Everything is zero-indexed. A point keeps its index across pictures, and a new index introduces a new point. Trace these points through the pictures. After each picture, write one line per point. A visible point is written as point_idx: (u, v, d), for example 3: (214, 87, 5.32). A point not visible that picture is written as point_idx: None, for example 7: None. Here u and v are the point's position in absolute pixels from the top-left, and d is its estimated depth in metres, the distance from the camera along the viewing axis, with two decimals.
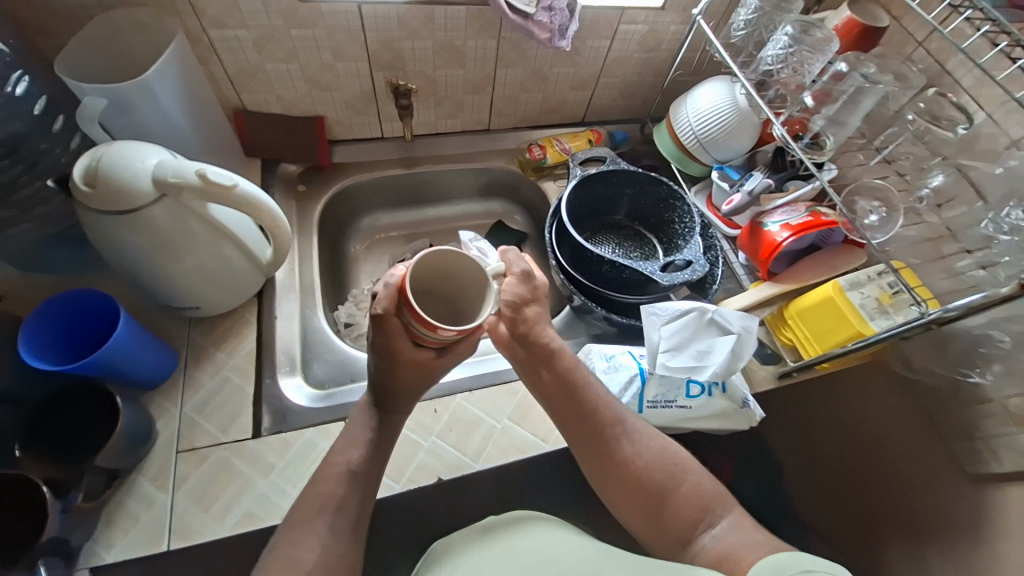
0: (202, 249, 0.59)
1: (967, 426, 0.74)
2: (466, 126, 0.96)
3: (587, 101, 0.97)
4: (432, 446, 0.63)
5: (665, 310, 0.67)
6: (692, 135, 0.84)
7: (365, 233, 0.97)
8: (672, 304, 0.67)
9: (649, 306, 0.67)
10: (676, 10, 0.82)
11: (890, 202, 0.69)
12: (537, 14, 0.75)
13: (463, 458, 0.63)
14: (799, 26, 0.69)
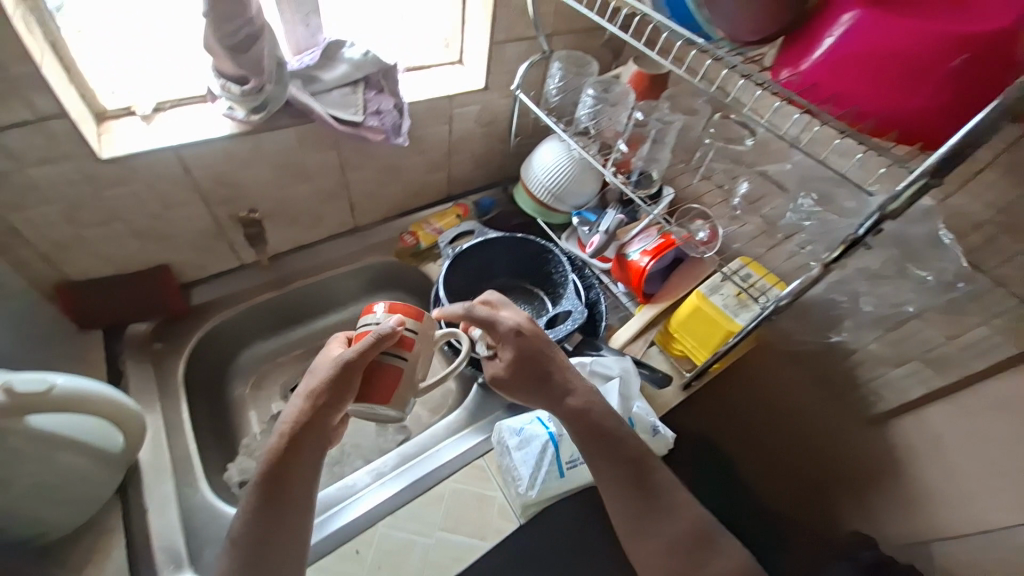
0: (27, 465, 0.51)
1: (851, 378, 0.86)
2: (332, 231, 0.96)
3: (447, 180, 1.01)
4: None
5: None
6: (545, 191, 0.91)
7: (247, 371, 0.91)
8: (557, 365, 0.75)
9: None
10: (499, 88, 0.90)
11: (709, 219, 0.81)
12: (367, 120, 0.78)
13: None
14: (599, 87, 0.79)
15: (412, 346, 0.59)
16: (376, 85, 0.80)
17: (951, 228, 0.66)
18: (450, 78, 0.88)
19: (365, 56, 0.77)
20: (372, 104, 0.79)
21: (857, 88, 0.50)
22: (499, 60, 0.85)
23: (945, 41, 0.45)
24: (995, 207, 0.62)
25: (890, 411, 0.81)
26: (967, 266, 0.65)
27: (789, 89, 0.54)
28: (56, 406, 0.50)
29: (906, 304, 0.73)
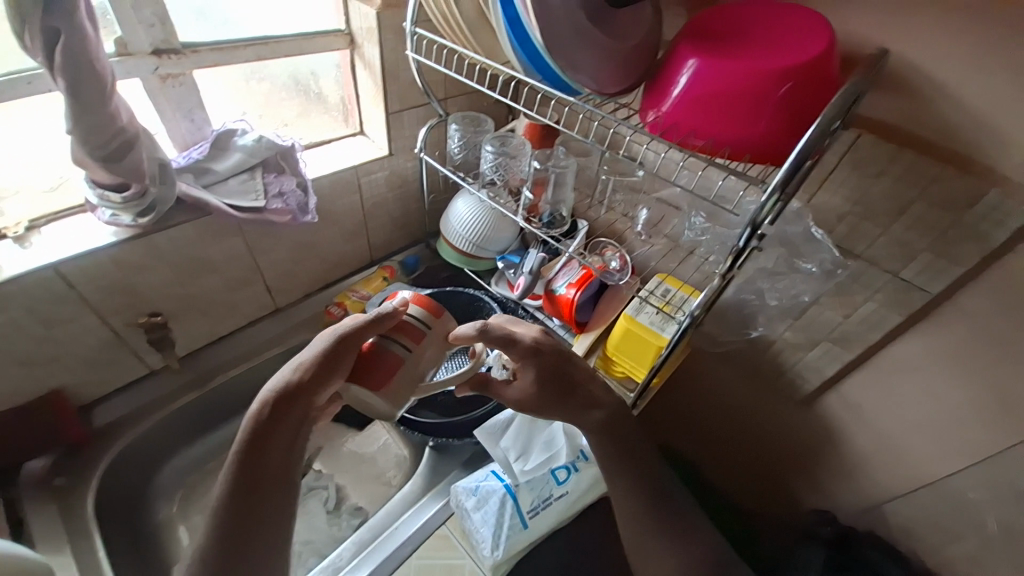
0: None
1: (778, 364, 0.93)
2: (251, 316, 0.94)
3: (367, 245, 1.02)
4: None
5: (496, 423, 0.71)
6: (466, 242, 0.92)
7: (172, 488, 0.89)
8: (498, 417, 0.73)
9: (482, 428, 0.72)
10: (403, 152, 0.93)
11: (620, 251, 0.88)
12: (270, 203, 0.77)
13: None
14: (496, 141, 0.83)
15: (418, 338, 0.60)
16: (276, 168, 0.80)
17: (821, 224, 0.75)
18: (353, 150, 0.90)
19: (259, 141, 0.77)
20: (273, 187, 0.78)
21: (714, 123, 0.56)
22: (398, 127, 0.88)
23: (771, 75, 0.52)
24: (851, 201, 0.71)
25: (816, 388, 0.90)
26: (841, 254, 0.75)
27: (657, 124, 0.60)
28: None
29: (802, 294, 0.81)
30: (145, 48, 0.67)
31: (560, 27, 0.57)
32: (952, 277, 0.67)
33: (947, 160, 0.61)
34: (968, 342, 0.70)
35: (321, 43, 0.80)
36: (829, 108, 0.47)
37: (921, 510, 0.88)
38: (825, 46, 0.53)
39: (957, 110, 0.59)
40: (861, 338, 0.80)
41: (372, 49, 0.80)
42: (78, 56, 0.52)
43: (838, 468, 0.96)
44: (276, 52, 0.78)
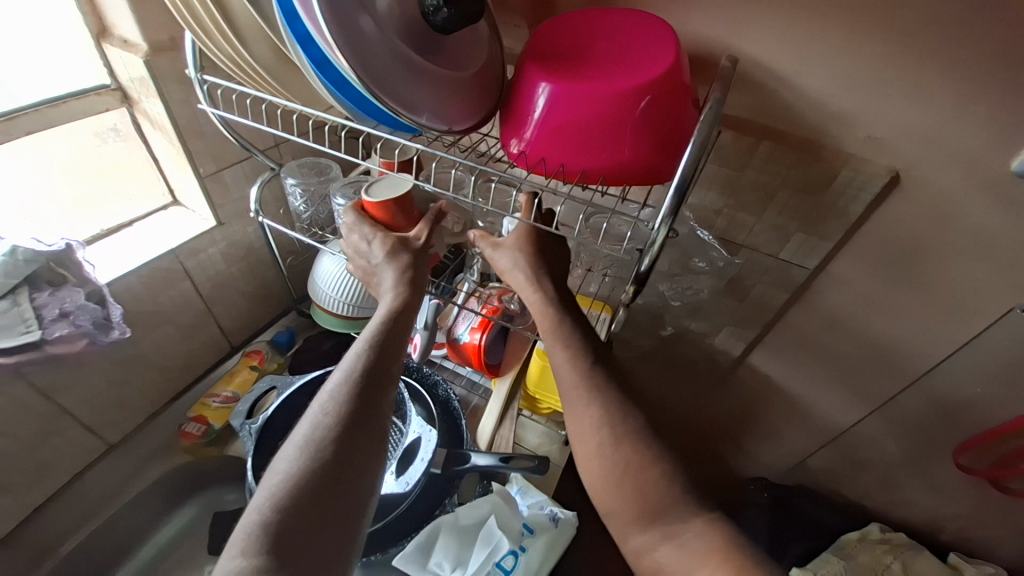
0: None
1: (688, 354, 0.94)
2: (76, 466, 0.72)
3: (220, 332, 0.84)
4: None
5: (414, 548, 0.60)
6: (341, 304, 0.80)
7: None
8: (418, 535, 0.61)
9: (401, 555, 0.60)
10: (237, 218, 0.78)
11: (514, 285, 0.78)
12: (50, 331, 0.58)
13: None
14: (348, 188, 0.70)
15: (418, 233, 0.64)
16: (51, 280, 0.60)
17: (702, 222, 0.76)
18: (168, 228, 0.72)
19: (13, 254, 0.57)
20: (50, 308, 0.58)
21: (582, 150, 0.50)
22: (221, 190, 0.73)
23: (627, 94, 0.47)
24: (723, 197, 0.72)
25: (729, 369, 0.93)
26: (727, 250, 0.77)
27: (520, 148, 0.52)
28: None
29: (699, 291, 0.83)
30: None
31: (384, 63, 0.46)
32: (823, 252, 0.70)
33: (799, 148, 0.63)
34: (847, 306, 0.75)
35: (77, 108, 0.62)
36: (702, 125, 0.43)
37: (834, 454, 0.95)
38: (673, 56, 0.49)
39: (795, 100, 0.60)
40: (756, 319, 0.83)
41: (155, 107, 0.64)
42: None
43: (761, 433, 1.01)
44: (11, 132, 0.58)
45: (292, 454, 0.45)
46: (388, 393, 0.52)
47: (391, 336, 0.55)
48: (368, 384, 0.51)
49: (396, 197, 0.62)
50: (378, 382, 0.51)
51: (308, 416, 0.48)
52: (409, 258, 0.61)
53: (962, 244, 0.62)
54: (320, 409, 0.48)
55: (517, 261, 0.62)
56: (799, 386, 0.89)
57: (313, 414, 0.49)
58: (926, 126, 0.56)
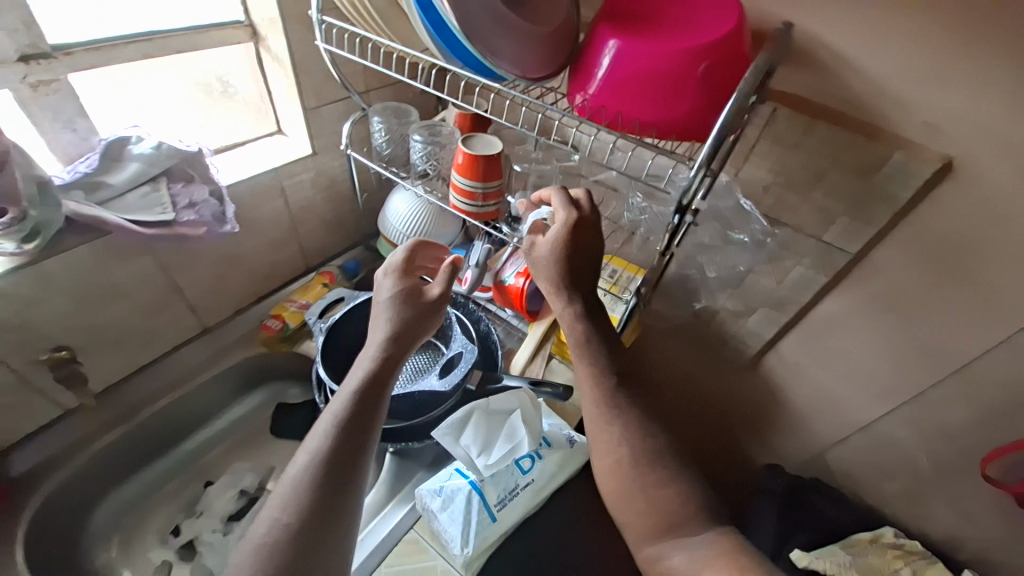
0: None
1: (721, 334, 0.97)
2: (176, 340, 0.86)
3: (300, 252, 0.97)
4: None
5: (452, 424, 0.66)
6: (406, 239, 0.89)
7: (106, 531, 0.79)
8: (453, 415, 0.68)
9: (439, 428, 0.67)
10: (328, 151, 0.89)
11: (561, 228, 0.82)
12: (180, 215, 0.71)
13: None
14: (425, 130, 0.81)
15: (495, 196, 0.75)
16: (182, 177, 0.73)
17: (748, 195, 0.79)
18: (272, 151, 0.85)
19: (158, 149, 0.71)
20: (182, 198, 0.72)
21: (639, 105, 0.56)
22: (318, 123, 0.85)
23: (686, 54, 0.53)
24: (773, 172, 0.74)
25: (759, 353, 0.95)
26: (768, 223, 0.79)
27: (584, 103, 0.59)
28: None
29: (737, 265, 0.86)
30: (9, 55, 0.59)
31: (476, 12, 0.55)
32: (867, 238, 0.72)
33: (854, 130, 0.65)
34: (884, 297, 0.76)
35: (216, 37, 0.75)
36: (748, 81, 0.48)
37: (855, 453, 0.95)
38: (734, 23, 0.54)
39: (855, 81, 0.62)
40: (791, 302, 0.85)
41: (278, 43, 0.75)
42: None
43: (784, 423, 1.02)
44: (165, 49, 0.71)
45: (251, 552, 0.49)
46: (351, 478, 0.54)
47: (364, 410, 0.57)
48: (332, 471, 0.53)
49: (494, 154, 0.72)
50: (340, 470, 0.53)
51: (271, 505, 0.52)
52: (411, 307, 0.63)
53: (1012, 240, 0.62)
54: (282, 498, 0.52)
55: (551, 256, 0.64)
56: (826, 377, 0.90)
57: (277, 502, 0.52)
58: (988, 115, 0.57)
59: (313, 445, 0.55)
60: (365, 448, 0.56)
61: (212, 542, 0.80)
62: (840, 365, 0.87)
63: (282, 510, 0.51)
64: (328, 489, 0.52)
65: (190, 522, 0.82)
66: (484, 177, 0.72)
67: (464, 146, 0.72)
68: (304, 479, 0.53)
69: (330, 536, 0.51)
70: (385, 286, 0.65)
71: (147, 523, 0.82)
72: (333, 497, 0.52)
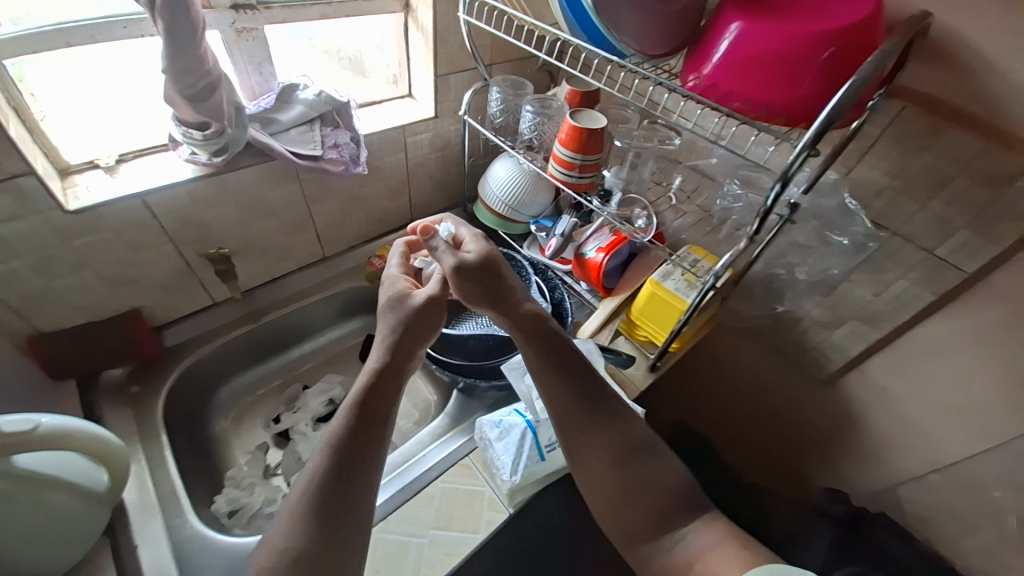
0: (19, 502, 0.57)
1: (801, 341, 0.94)
2: (300, 262, 1.02)
3: (409, 204, 1.09)
4: (381, 541, 0.65)
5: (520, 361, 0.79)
6: (502, 203, 0.96)
7: (227, 406, 0.96)
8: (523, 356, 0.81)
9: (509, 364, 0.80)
10: (448, 115, 1.00)
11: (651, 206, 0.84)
12: (326, 153, 0.84)
13: (421, 540, 0.65)
14: (537, 102, 0.87)
15: (591, 169, 0.80)
16: (332, 122, 0.86)
17: (856, 196, 0.76)
18: (403, 110, 0.97)
19: (319, 96, 0.84)
20: (330, 139, 0.85)
21: (752, 86, 0.58)
22: (444, 89, 0.95)
23: (811, 38, 0.54)
24: (888, 175, 0.71)
25: (841, 368, 0.91)
26: (872, 226, 0.75)
27: (693, 84, 0.62)
28: (46, 440, 0.57)
29: (830, 269, 0.82)
30: (225, 3, 0.74)
31: None
32: (987, 256, 0.67)
33: (991, 136, 0.61)
34: (1000, 325, 0.70)
35: (378, 6, 0.88)
36: (870, 64, 0.49)
37: (938, 497, 0.87)
38: (867, 13, 0.54)
39: (1002, 84, 0.59)
40: (885, 317, 0.81)
41: (426, 14, 0.86)
42: (171, 7, 0.61)
43: (858, 447, 0.96)
44: (338, 12, 0.85)
45: (277, 534, 0.53)
46: (365, 459, 0.58)
47: (371, 399, 0.62)
48: (344, 456, 0.57)
49: (599, 128, 0.77)
50: (352, 455, 0.57)
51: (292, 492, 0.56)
52: (407, 313, 0.68)
53: None
54: (298, 487, 0.56)
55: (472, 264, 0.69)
56: (918, 405, 0.84)
57: (295, 491, 0.56)
58: None
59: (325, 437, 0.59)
60: (376, 432, 0.60)
61: (304, 434, 0.94)
62: (936, 394, 0.80)
63: (298, 495, 0.55)
64: (342, 472, 0.56)
65: (289, 414, 0.97)
66: (586, 150, 0.78)
67: (569, 118, 0.78)
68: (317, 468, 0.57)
69: (348, 510, 0.55)
70: (382, 300, 0.70)
71: (254, 407, 0.99)
72: (345, 479, 0.56)
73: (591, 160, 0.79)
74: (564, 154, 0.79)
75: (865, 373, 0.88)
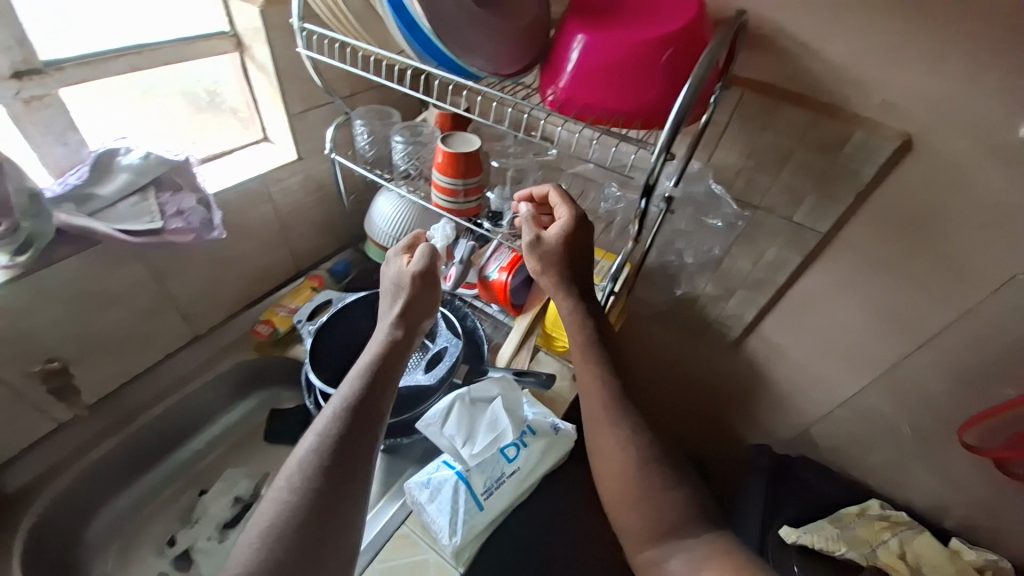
0: None
1: (704, 317, 1.00)
2: (169, 348, 0.88)
3: (290, 256, 0.98)
4: None
5: (435, 414, 0.70)
6: (393, 239, 0.91)
7: (104, 542, 0.80)
8: (437, 406, 0.71)
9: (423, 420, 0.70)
10: (314, 155, 0.91)
11: None
12: (168, 223, 0.72)
13: None
14: (407, 131, 0.84)
15: (475, 192, 0.77)
16: (171, 186, 0.75)
17: (720, 180, 0.81)
18: (260, 157, 0.87)
19: (146, 159, 0.72)
20: (170, 206, 0.73)
21: (606, 96, 0.58)
22: (303, 128, 0.86)
23: (648, 44, 0.55)
24: (744, 157, 0.77)
25: (743, 335, 0.98)
26: (738, 207, 0.82)
27: (553, 98, 0.62)
28: None
29: (712, 249, 0.88)
30: (3, 72, 0.61)
31: (446, 11, 0.57)
32: (835, 216, 0.75)
33: (817, 111, 0.68)
34: (857, 272, 0.79)
35: (203, 47, 0.77)
36: (702, 64, 0.51)
37: (841, 429, 0.98)
38: (693, 14, 0.57)
39: (816, 65, 0.65)
40: (768, 283, 0.88)
41: (262, 51, 0.77)
42: None
43: (771, 401, 1.04)
44: (153, 61, 0.74)
45: (259, 533, 0.51)
46: (356, 456, 0.56)
47: (369, 394, 0.60)
48: (335, 451, 0.55)
49: (473, 151, 0.74)
50: (343, 453, 0.56)
51: (276, 486, 0.54)
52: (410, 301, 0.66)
53: (968, 210, 0.66)
54: (287, 479, 0.55)
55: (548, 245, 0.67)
56: (811, 354, 0.92)
57: (283, 482, 0.54)
58: (940, 90, 0.60)
59: (315, 428, 0.58)
60: (370, 431, 0.58)
61: (207, 548, 0.80)
62: (822, 341, 0.89)
63: (286, 486, 0.54)
64: (331, 468, 0.54)
65: (186, 531, 0.82)
66: (464, 173, 0.74)
67: (442, 144, 0.75)
68: (308, 460, 0.55)
69: (335, 508, 0.53)
70: (388, 281, 0.68)
71: (143, 532, 0.83)
72: (335, 477, 0.54)
73: (473, 186, 0.76)
74: (445, 182, 0.75)
75: (763, 334, 0.96)
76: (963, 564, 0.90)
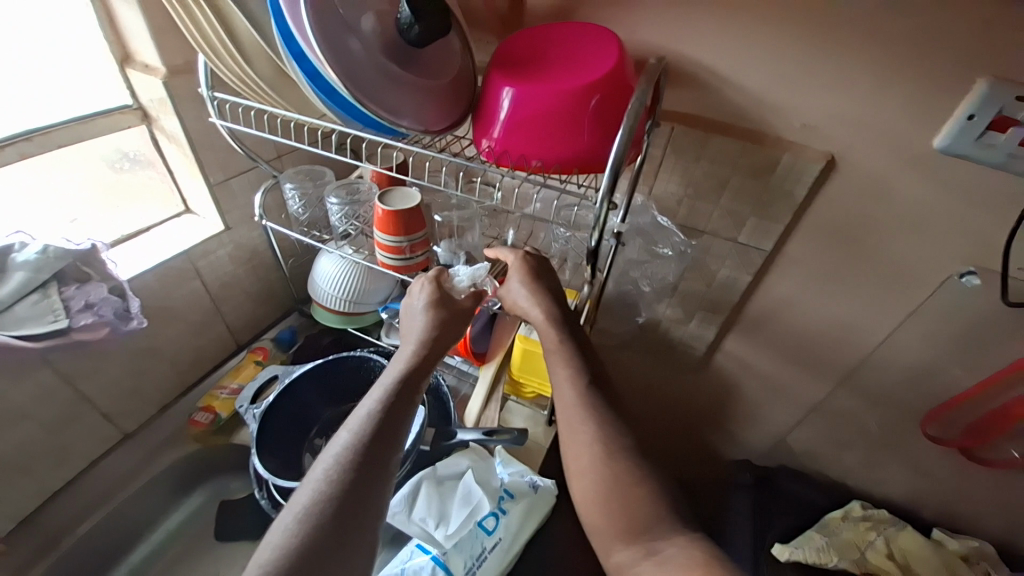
0: None
1: (668, 341, 1.00)
2: (91, 456, 0.77)
3: (227, 331, 0.91)
4: None
5: (400, 502, 0.65)
6: (339, 300, 0.85)
7: None
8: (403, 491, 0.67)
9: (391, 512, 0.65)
10: (243, 222, 0.85)
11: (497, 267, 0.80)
12: (76, 320, 0.65)
13: None
14: (343, 190, 0.78)
15: (421, 247, 0.74)
16: (76, 277, 0.67)
17: (664, 210, 0.82)
18: (181, 232, 0.81)
19: (45, 252, 0.64)
20: (76, 301, 0.65)
21: (541, 144, 0.57)
22: (228, 197, 0.81)
23: (575, 93, 0.55)
24: (683, 185, 0.78)
25: (707, 354, 0.98)
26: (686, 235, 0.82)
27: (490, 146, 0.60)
28: None
29: (667, 276, 0.86)
30: None
31: (366, 74, 0.54)
32: (776, 233, 0.77)
33: (744, 138, 0.70)
34: (805, 283, 0.80)
35: (103, 124, 0.71)
36: (631, 112, 0.50)
37: (813, 434, 0.99)
38: (615, 60, 0.57)
39: (737, 96, 0.67)
40: (724, 302, 0.88)
41: (171, 122, 0.72)
42: None
43: (743, 415, 1.05)
44: (47, 145, 0.67)
45: (292, 524, 0.45)
46: (392, 457, 0.52)
47: (405, 396, 0.57)
48: (371, 450, 0.51)
49: (414, 207, 0.71)
50: (380, 451, 0.51)
51: (306, 483, 0.49)
52: (445, 305, 0.65)
53: (895, 217, 0.69)
54: (322, 473, 0.49)
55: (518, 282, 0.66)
56: (772, 365, 0.93)
57: (314, 477, 0.49)
58: (852, 111, 0.63)
59: (349, 426, 0.53)
60: (403, 435, 0.54)
61: None
62: (781, 353, 0.90)
63: (320, 478, 0.48)
64: (368, 468, 0.49)
65: None
66: (407, 230, 0.71)
67: (379, 202, 0.71)
68: (345, 455, 0.50)
69: (368, 507, 0.48)
70: (418, 289, 0.67)
71: None
72: (372, 474, 0.49)
73: (417, 242, 0.73)
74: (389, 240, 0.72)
75: (726, 351, 0.96)
76: (947, 553, 0.91)
